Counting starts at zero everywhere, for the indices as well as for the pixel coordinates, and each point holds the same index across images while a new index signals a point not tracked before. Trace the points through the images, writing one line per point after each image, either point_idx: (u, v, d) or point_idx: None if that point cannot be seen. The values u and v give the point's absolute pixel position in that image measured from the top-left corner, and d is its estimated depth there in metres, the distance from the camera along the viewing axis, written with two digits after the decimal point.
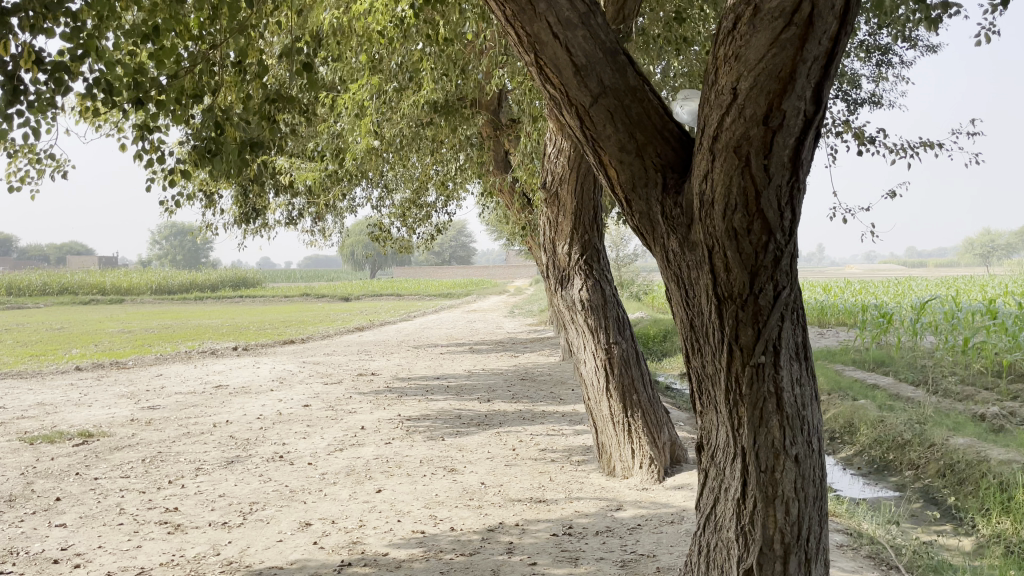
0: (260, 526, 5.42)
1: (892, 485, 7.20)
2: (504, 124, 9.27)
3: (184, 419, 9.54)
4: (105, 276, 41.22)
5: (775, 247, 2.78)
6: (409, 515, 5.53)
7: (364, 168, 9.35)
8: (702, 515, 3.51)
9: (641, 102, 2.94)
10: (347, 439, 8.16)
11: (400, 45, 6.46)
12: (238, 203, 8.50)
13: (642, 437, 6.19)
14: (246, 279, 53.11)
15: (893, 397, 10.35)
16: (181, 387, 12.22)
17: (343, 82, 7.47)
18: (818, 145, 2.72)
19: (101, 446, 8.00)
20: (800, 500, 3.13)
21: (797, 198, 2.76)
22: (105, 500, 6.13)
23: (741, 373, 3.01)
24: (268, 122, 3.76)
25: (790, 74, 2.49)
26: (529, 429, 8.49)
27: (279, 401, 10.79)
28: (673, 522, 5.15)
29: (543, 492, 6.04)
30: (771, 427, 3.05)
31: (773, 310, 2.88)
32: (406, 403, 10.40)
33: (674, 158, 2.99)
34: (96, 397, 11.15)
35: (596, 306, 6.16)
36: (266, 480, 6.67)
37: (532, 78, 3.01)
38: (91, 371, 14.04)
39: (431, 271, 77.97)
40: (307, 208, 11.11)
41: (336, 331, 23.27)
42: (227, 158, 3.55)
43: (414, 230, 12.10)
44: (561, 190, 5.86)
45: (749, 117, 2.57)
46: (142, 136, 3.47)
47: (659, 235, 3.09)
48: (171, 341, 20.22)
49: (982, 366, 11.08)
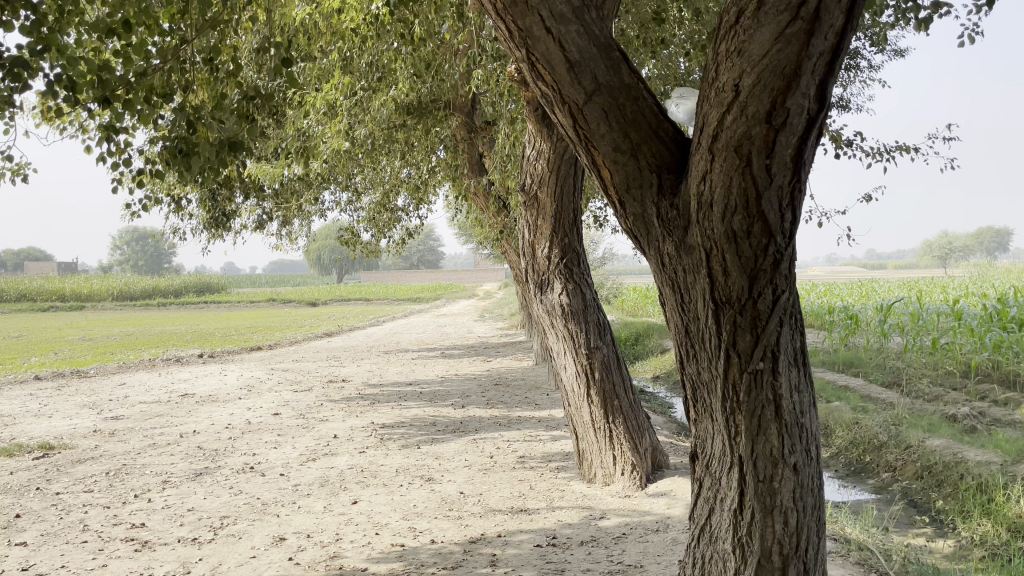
0: (232, 542, 5.22)
1: (870, 487, 7.20)
2: (478, 126, 9.16)
3: (149, 429, 9.25)
4: (64, 281, 40.18)
5: (775, 250, 2.69)
6: (387, 528, 5.37)
7: (334, 170, 9.15)
8: (696, 526, 3.41)
9: (636, 100, 2.83)
10: (320, 449, 7.97)
11: (372, 44, 6.28)
12: (204, 207, 8.25)
13: (624, 443, 6.10)
14: (209, 285, 52.26)
15: (865, 399, 10.38)
16: (145, 396, 11.87)
17: (312, 81, 7.28)
18: (820, 145, 2.63)
19: (63, 459, 7.71)
20: (799, 510, 3.03)
21: (798, 200, 2.67)
22: (67, 516, 5.89)
23: (738, 380, 2.91)
24: (244, 121, 3.59)
25: (794, 70, 2.41)
26: (505, 436, 8.35)
27: (248, 410, 10.52)
28: (658, 530, 5.05)
29: (524, 501, 5.91)
30: (769, 436, 2.96)
31: (772, 315, 2.79)
32: (379, 411, 10.21)
33: (670, 158, 2.90)
34: (56, 408, 10.77)
35: (577, 310, 6.06)
36: (236, 492, 6.46)
37: (523, 75, 2.90)
38: (50, 381, 13.61)
39: (398, 276, 77.50)
40: (274, 212, 10.86)
41: (304, 337, 22.91)
42: (201, 158, 3.37)
43: (384, 233, 11.90)
44: (541, 193, 5.74)
45: (752, 115, 2.48)
46: (108, 137, 3.27)
47: (654, 238, 2.99)
48: (134, 349, 19.72)
49: (950, 366, 11.17)
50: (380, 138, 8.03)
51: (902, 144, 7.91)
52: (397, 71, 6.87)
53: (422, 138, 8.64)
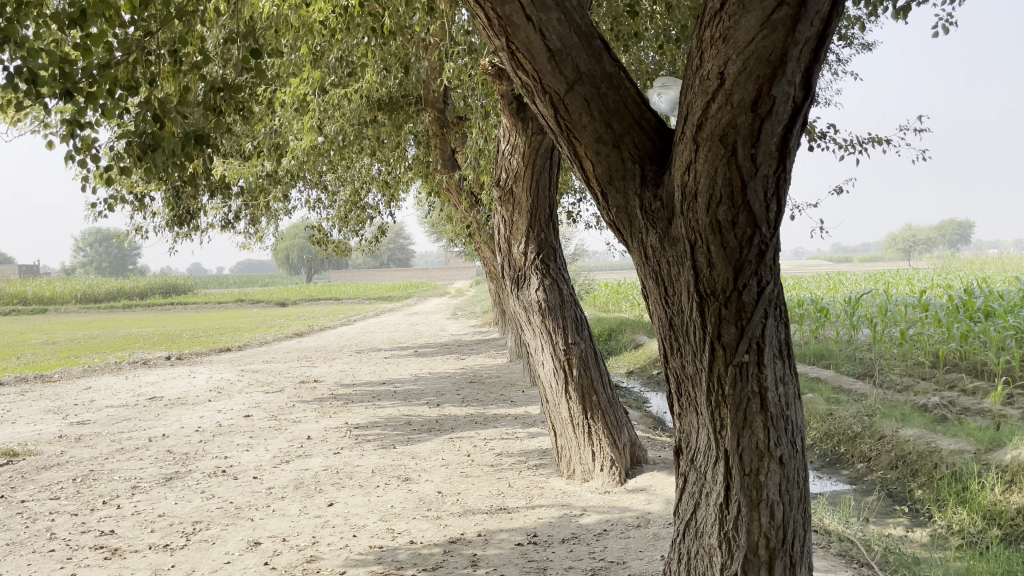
0: (205, 547, 5.10)
1: (845, 478, 7.26)
2: (449, 121, 9.05)
3: (116, 434, 9.03)
4: (25, 282, 39.22)
5: (759, 241, 2.66)
6: (364, 529, 5.28)
7: (303, 166, 8.99)
8: (681, 521, 3.37)
9: (618, 90, 2.79)
10: (294, 451, 7.85)
11: (341, 38, 6.15)
12: (170, 205, 8.07)
13: (603, 439, 6.06)
14: (176, 286, 51.54)
15: (837, 391, 10.45)
16: (112, 400, 11.61)
17: (278, 77, 7.10)
18: (805, 133, 2.60)
19: (28, 466, 7.50)
20: (785, 503, 3.01)
21: (783, 189, 2.63)
22: (33, 525, 5.71)
23: (723, 373, 2.87)
24: (212, 113, 3.46)
25: (780, 57, 2.37)
26: (481, 434, 8.28)
27: (218, 412, 10.34)
28: (639, 525, 5.02)
29: (503, 500, 5.84)
30: (755, 429, 2.93)
31: (757, 307, 2.76)
32: (352, 411, 10.09)
33: (652, 149, 2.86)
34: (20, 414, 10.49)
35: (553, 306, 6.02)
36: (209, 496, 6.33)
37: (502, 64, 2.83)
38: (12, 386, 13.27)
39: (368, 274, 76.96)
40: (243, 210, 10.68)
41: (274, 338, 22.66)
42: (169, 152, 3.23)
43: (355, 232, 11.75)
44: (516, 188, 5.68)
45: (737, 104, 2.44)
46: (71, 132, 3.11)
47: (636, 231, 2.95)
48: (100, 352, 19.34)
49: (919, 356, 11.31)
50: (351, 135, 7.94)
51: (874, 136, 7.95)
52: (367, 66, 6.76)
53: (393, 134, 8.54)
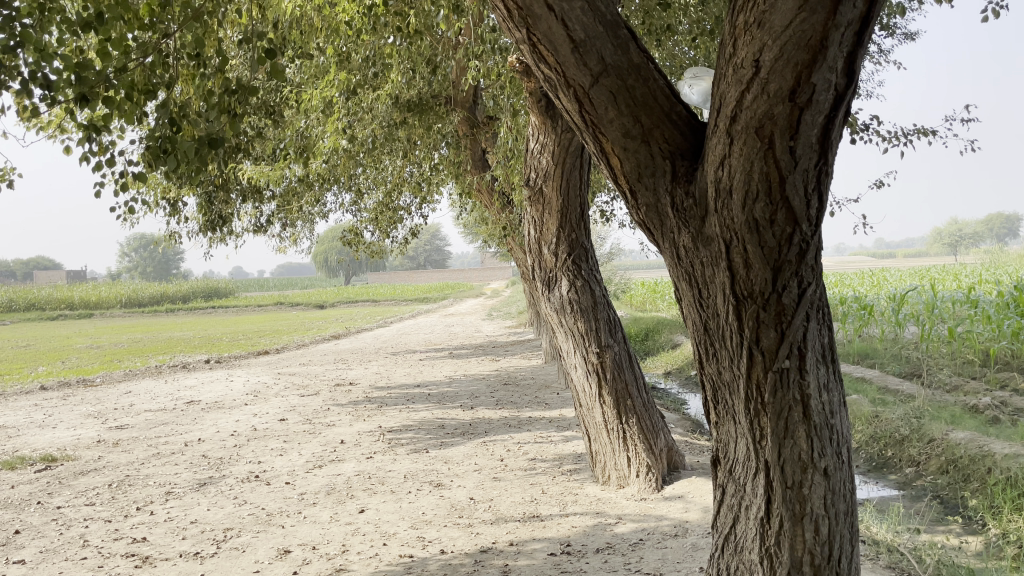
0: (235, 555, 5.04)
1: (893, 482, 6.99)
2: (480, 121, 8.94)
3: (153, 439, 9.08)
4: (72, 289, 40.15)
5: (800, 239, 2.49)
6: (395, 538, 5.18)
7: (334, 170, 8.94)
8: (720, 536, 3.20)
9: (647, 82, 2.65)
10: (326, 455, 7.80)
11: (367, 38, 6.06)
12: (202, 211, 8.07)
13: (638, 444, 5.90)
14: (217, 289, 52.26)
15: (883, 391, 10.13)
16: (150, 404, 11.71)
17: (308, 79, 7.04)
18: (848, 124, 2.43)
19: (66, 471, 7.56)
20: (831, 517, 2.83)
21: (824, 184, 2.47)
22: (67, 531, 5.73)
23: (762, 380, 2.71)
24: (230, 116, 3.30)
25: (820, 41, 2.20)
26: (515, 438, 8.15)
27: (254, 416, 10.36)
28: (677, 535, 4.86)
29: (536, 507, 5.71)
30: (798, 439, 2.76)
31: (798, 309, 2.59)
32: (386, 414, 10.03)
33: (683, 144, 2.71)
34: (60, 418, 10.61)
35: (586, 307, 5.87)
36: (241, 503, 6.29)
37: (524, 58, 2.70)
38: (55, 391, 13.45)
39: (405, 276, 77.33)
40: (275, 214, 10.69)
41: (312, 340, 22.80)
42: (185, 158, 3.08)
43: (388, 234, 11.69)
44: (546, 187, 5.55)
45: (774, 93, 2.28)
46: (88, 137, 3.00)
47: (668, 230, 2.80)
48: (142, 356, 19.64)
49: (969, 355, 10.92)
50: (381, 137, 7.88)
51: (920, 128, 7.66)
52: (395, 66, 6.67)
53: (423, 136, 8.46)
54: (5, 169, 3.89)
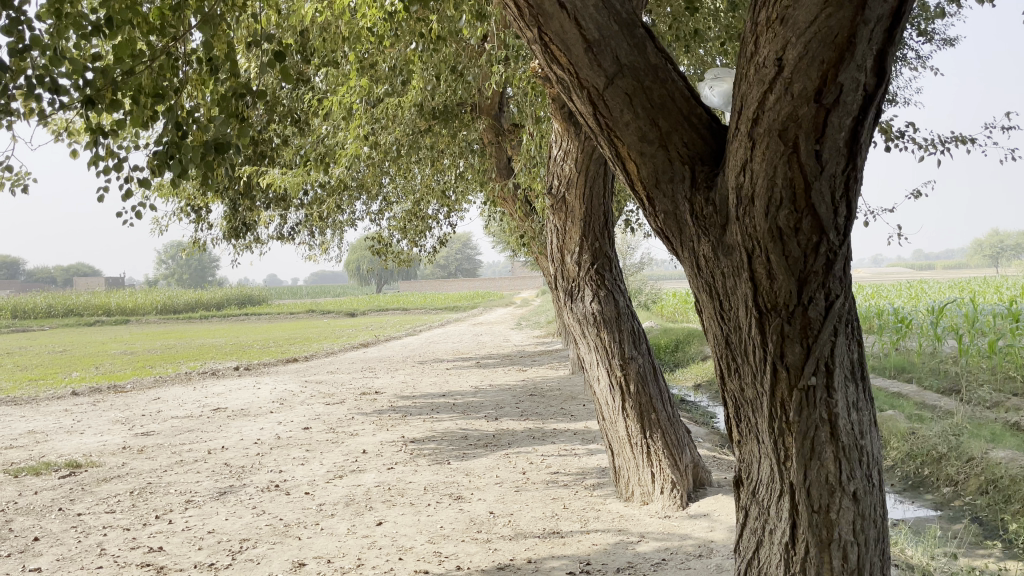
0: (250, 568, 4.97)
1: (930, 502, 6.73)
2: (506, 128, 8.84)
3: (178, 446, 9.09)
4: (111, 296, 40.79)
5: (827, 249, 2.35)
6: (411, 552, 5.08)
7: (359, 177, 8.90)
8: (743, 560, 3.03)
9: (665, 84, 2.53)
10: (348, 465, 7.73)
11: (389, 44, 5.98)
12: (227, 217, 8.07)
13: (663, 459, 5.73)
14: (251, 296, 52.78)
15: (920, 407, 9.83)
16: (177, 411, 11.75)
17: (332, 87, 7.01)
18: (879, 126, 2.29)
19: (89, 478, 7.58)
20: (860, 543, 2.66)
21: (853, 190, 2.33)
22: (86, 539, 5.71)
23: (787, 398, 2.56)
24: (238, 119, 3.20)
25: (848, 38, 2.06)
26: (538, 450, 8.02)
27: (278, 424, 10.35)
28: (700, 556, 4.69)
29: (557, 522, 5.57)
30: (825, 460, 2.60)
31: (825, 324, 2.44)
32: (410, 424, 9.94)
33: (704, 149, 2.58)
34: (90, 424, 10.70)
35: (609, 318, 5.73)
36: (259, 513, 6.23)
37: (536, 58, 2.59)
38: (86, 396, 13.60)
39: (436, 285, 77.57)
40: (303, 222, 10.69)
41: (341, 348, 22.87)
42: (190, 163, 3.00)
43: (415, 242, 11.63)
44: (569, 195, 5.43)
45: (798, 94, 2.15)
46: (95, 141, 2.93)
47: (687, 238, 2.66)
48: (174, 362, 19.81)
49: (1010, 370, 10.55)
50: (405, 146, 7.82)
51: (958, 135, 7.40)
52: (418, 73, 6.60)
53: (448, 143, 8.39)
54: (19, 171, 3.88)
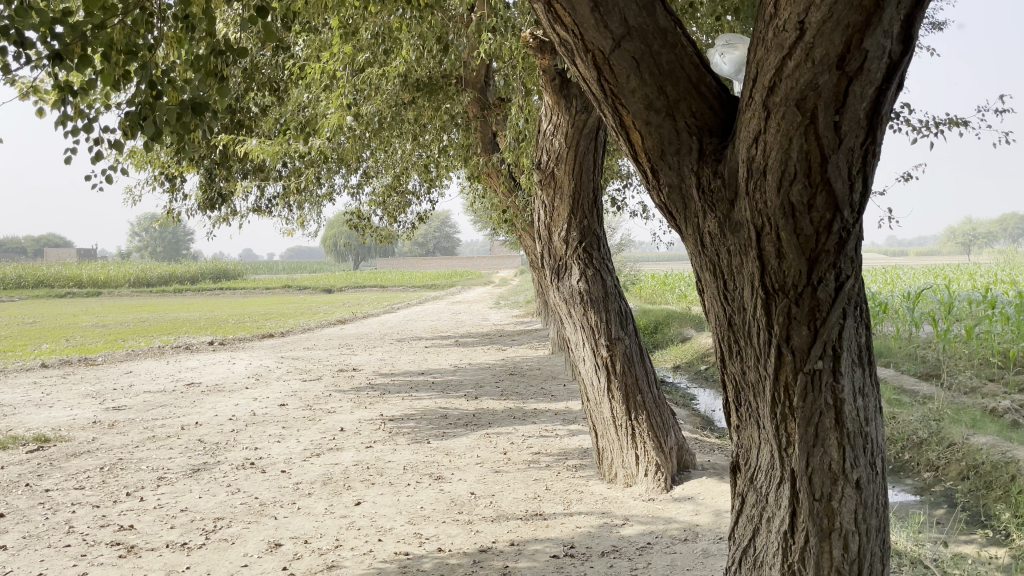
0: (223, 547, 4.82)
1: (911, 487, 6.73)
2: (491, 102, 8.68)
3: (150, 421, 8.88)
4: (82, 268, 40.10)
5: (840, 227, 2.23)
6: (391, 533, 4.95)
7: (339, 151, 8.68)
8: (737, 547, 2.95)
9: (674, 48, 2.39)
10: (325, 443, 7.59)
11: (375, 10, 5.75)
12: (202, 187, 7.83)
13: (647, 442, 5.64)
14: (226, 270, 52.15)
15: (898, 392, 9.85)
16: (150, 385, 11.51)
17: (312, 55, 6.77)
18: (900, 98, 2.17)
19: (58, 453, 7.37)
20: (862, 533, 2.57)
21: (870, 165, 2.21)
22: (53, 517, 5.53)
23: (792, 382, 2.46)
24: (216, 79, 3.00)
25: (874, 2, 1.93)
26: (519, 430, 7.92)
27: (254, 400, 10.16)
28: (686, 540, 4.62)
29: (540, 504, 5.48)
30: (829, 447, 2.50)
31: (835, 306, 2.33)
32: (389, 402, 9.81)
33: (713, 119, 2.46)
34: (58, 397, 10.44)
35: (596, 298, 5.63)
36: (234, 491, 6.07)
37: (539, 17, 2.44)
38: (56, 369, 13.29)
39: (414, 263, 77.17)
40: (280, 195, 10.44)
41: (318, 324, 22.62)
42: (163, 124, 2.80)
43: (395, 218, 11.43)
44: (558, 170, 5.28)
45: (820, 60, 2.03)
46: (64, 100, 2.74)
47: (692, 214, 2.53)
48: (147, 335, 19.48)
49: (987, 355, 10.62)
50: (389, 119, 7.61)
51: (950, 119, 7.35)
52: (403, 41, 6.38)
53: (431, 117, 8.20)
54: None
